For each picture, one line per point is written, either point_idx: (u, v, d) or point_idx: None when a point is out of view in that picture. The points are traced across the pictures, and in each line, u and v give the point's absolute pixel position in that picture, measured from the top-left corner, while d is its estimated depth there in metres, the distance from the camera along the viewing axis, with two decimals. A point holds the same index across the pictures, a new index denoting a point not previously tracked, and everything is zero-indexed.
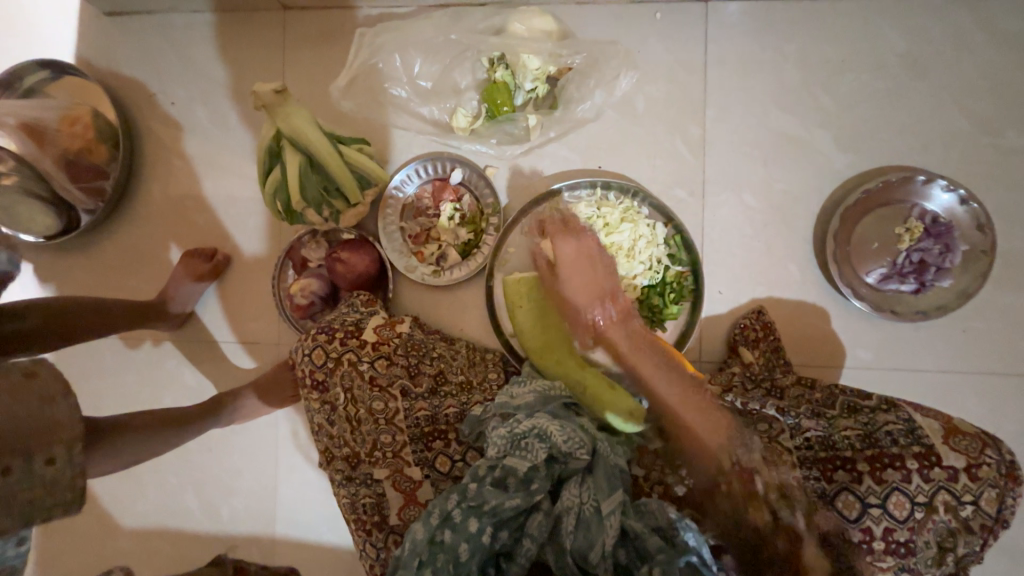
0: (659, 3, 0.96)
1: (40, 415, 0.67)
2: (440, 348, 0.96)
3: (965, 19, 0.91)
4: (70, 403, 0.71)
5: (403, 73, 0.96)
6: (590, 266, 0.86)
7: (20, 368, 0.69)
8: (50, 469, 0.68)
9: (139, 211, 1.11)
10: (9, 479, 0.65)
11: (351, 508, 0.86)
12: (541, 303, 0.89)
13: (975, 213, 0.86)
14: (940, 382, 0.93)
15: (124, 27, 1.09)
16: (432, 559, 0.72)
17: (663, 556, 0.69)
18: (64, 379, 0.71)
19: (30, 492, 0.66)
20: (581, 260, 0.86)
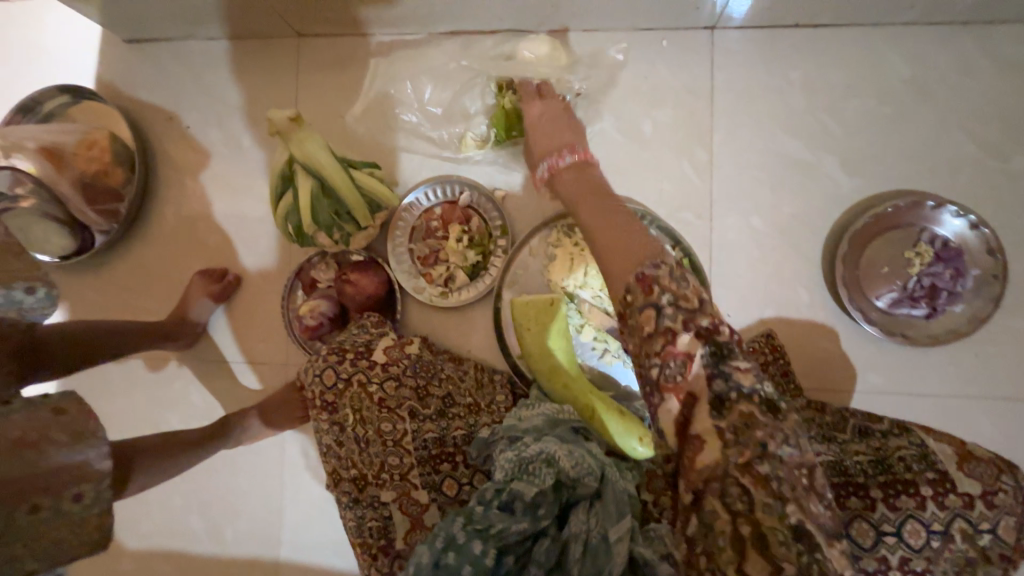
0: (665, 30, 0.96)
1: (67, 452, 0.62)
2: (444, 365, 0.96)
3: (971, 45, 0.90)
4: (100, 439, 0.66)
5: (414, 99, 0.98)
6: (558, 121, 0.86)
7: (50, 403, 0.64)
8: (78, 506, 0.63)
9: (154, 232, 1.15)
10: (38, 517, 0.60)
11: (358, 530, 0.86)
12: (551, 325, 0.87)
13: (986, 237, 0.83)
14: (960, 412, 0.87)
15: (145, 54, 1.14)
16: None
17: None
18: (94, 413, 0.66)
19: (58, 533, 0.62)
20: (548, 115, 0.87)
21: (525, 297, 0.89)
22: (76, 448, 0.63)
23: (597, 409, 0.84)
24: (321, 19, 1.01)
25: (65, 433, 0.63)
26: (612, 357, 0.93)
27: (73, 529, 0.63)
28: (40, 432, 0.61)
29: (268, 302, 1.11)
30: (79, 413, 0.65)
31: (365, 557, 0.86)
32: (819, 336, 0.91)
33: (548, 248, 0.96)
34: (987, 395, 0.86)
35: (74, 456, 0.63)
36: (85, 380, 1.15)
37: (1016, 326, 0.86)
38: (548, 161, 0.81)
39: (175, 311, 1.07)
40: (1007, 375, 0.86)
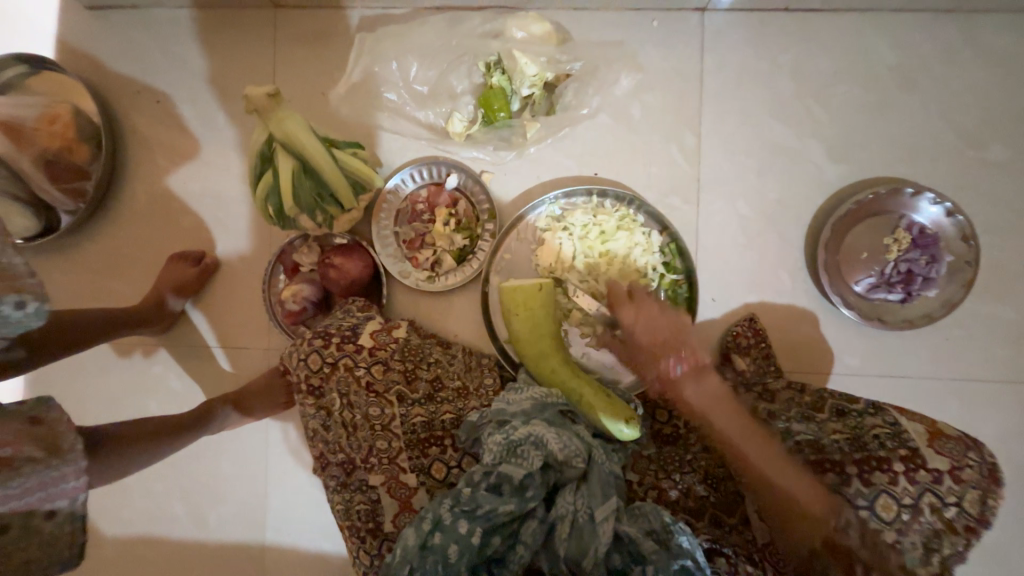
0: (656, 11, 0.95)
1: (42, 469, 0.68)
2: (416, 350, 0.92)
3: (954, 33, 0.91)
4: (75, 451, 0.71)
5: (399, 78, 0.94)
6: (663, 325, 0.87)
7: (26, 412, 0.68)
8: (50, 522, 0.70)
9: (125, 214, 1.10)
10: (9, 535, 0.67)
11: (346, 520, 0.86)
12: (539, 311, 0.87)
13: (960, 224, 0.86)
14: (931, 394, 0.90)
15: (107, 21, 1.08)
16: (423, 560, 0.74)
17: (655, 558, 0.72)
18: (70, 425, 0.71)
19: (31, 545, 0.69)
20: (648, 321, 0.87)
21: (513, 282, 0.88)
22: (52, 464, 0.69)
23: (584, 391, 0.86)
24: None
25: (41, 448, 0.68)
26: (598, 340, 0.94)
27: (46, 545, 0.70)
28: (16, 447, 0.66)
29: (249, 287, 1.08)
30: (54, 425, 0.70)
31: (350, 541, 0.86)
32: (799, 320, 0.94)
33: (536, 233, 0.95)
34: (957, 377, 0.90)
35: (50, 473, 0.68)
36: (56, 367, 1.11)
37: (985, 310, 0.89)
38: (662, 369, 0.85)
39: (151, 296, 1.03)
40: (976, 358, 0.89)
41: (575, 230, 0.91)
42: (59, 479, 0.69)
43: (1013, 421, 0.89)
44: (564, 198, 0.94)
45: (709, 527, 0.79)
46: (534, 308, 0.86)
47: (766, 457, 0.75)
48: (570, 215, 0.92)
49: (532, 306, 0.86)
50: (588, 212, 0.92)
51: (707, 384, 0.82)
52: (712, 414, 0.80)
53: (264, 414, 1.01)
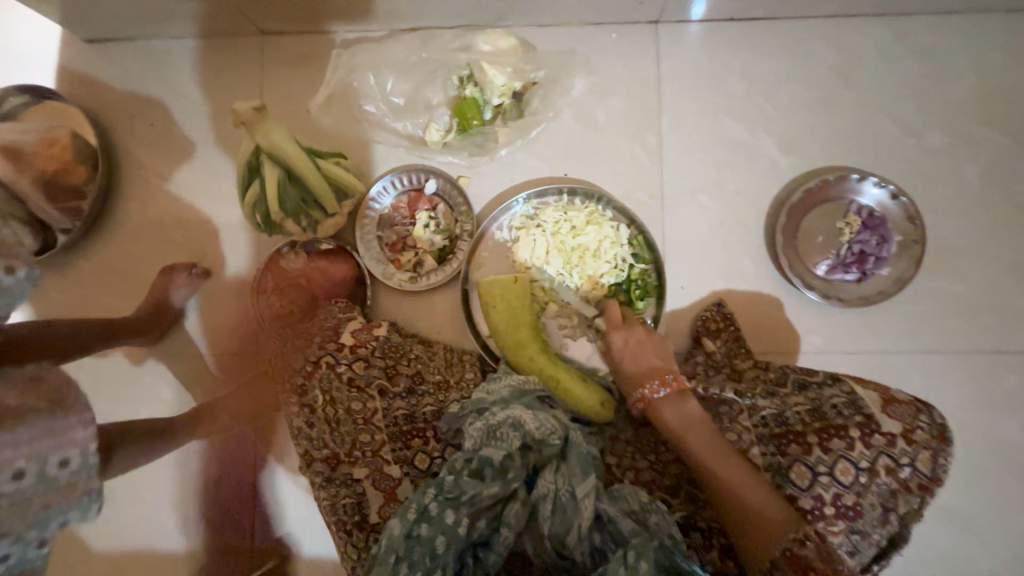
0: (614, 24, 1.03)
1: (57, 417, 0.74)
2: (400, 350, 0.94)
3: (885, 34, 0.99)
4: (81, 405, 0.78)
5: (376, 90, 1.02)
6: (643, 347, 0.88)
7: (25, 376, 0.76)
8: (64, 471, 0.74)
9: (119, 231, 1.15)
10: (25, 482, 0.69)
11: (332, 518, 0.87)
12: (516, 303, 0.91)
13: (904, 205, 0.92)
14: (892, 367, 0.95)
15: (104, 52, 1.15)
16: (410, 551, 0.74)
17: (637, 539, 0.72)
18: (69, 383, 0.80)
19: (44, 497, 0.71)
20: (635, 343, 0.89)
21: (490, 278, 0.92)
22: (61, 415, 0.75)
23: (562, 378, 0.89)
24: (283, 16, 1.04)
25: (45, 401, 0.74)
26: (576, 331, 0.97)
27: (60, 493, 0.73)
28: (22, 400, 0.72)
29: (238, 296, 1.11)
30: (55, 384, 0.78)
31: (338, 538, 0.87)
32: (765, 304, 0.98)
33: (513, 231, 1.00)
34: (914, 350, 0.94)
35: (58, 422, 0.74)
36: None
37: (935, 286, 0.95)
38: (642, 390, 0.83)
39: (145, 305, 1.07)
40: (929, 331, 0.94)
41: (547, 226, 0.96)
42: (67, 427, 0.75)
43: (971, 389, 0.94)
44: (537, 198, 0.99)
45: (684, 503, 0.82)
46: (511, 301, 0.90)
47: (739, 479, 0.72)
48: (543, 213, 0.97)
49: (508, 299, 0.91)
50: (559, 210, 0.97)
51: (685, 405, 0.80)
52: (689, 435, 0.77)
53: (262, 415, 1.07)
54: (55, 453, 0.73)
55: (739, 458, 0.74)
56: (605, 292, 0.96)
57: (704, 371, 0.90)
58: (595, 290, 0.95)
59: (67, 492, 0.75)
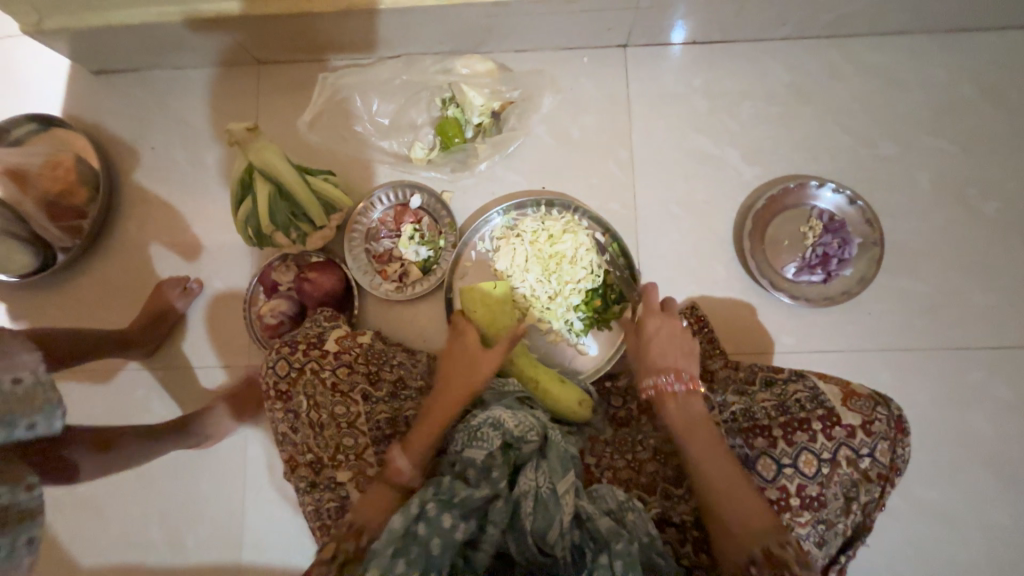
0: (586, 49, 1.11)
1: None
2: (459, 347, 0.93)
3: (836, 53, 1.07)
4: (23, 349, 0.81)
5: (363, 111, 1.09)
6: (679, 343, 0.85)
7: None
8: (17, 386, 0.74)
9: (117, 248, 1.20)
10: None
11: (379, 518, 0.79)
12: (495, 308, 0.94)
13: (861, 209, 0.98)
14: (862, 365, 0.98)
15: (110, 82, 1.22)
16: (406, 550, 0.70)
17: (620, 542, 0.72)
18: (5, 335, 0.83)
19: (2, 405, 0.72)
20: (672, 337, 0.85)
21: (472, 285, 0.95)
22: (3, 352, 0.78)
23: (544, 378, 0.92)
24: (278, 46, 1.12)
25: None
26: (556, 335, 1.00)
27: (17, 404, 0.73)
28: None
29: (231, 308, 1.15)
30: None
31: (351, 535, 0.77)
32: (737, 307, 1.02)
33: (493, 241, 1.04)
34: (881, 347, 0.98)
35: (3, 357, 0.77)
36: None
37: (897, 285, 0.99)
38: (658, 380, 0.81)
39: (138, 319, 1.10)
40: (894, 328, 0.98)
41: (526, 234, 0.98)
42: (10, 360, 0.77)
43: (938, 385, 0.97)
44: (515, 210, 1.04)
45: (660, 500, 0.84)
46: (489, 307, 0.94)
47: (723, 482, 0.72)
48: (522, 223, 1.01)
49: (486, 305, 0.94)
50: (537, 220, 1.00)
51: (695, 405, 0.79)
52: (695, 434, 0.76)
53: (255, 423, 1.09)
54: (3, 373, 0.74)
55: (732, 461, 0.74)
56: (584, 297, 0.98)
57: None
58: (574, 295, 0.97)
59: (26, 403, 0.74)
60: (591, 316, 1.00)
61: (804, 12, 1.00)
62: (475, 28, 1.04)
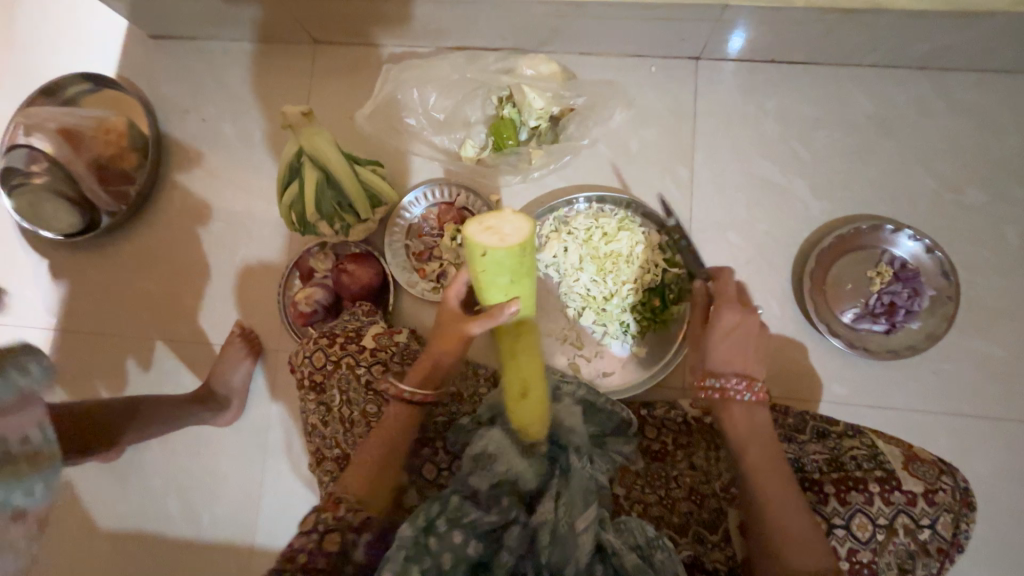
0: (655, 58, 1.05)
1: None
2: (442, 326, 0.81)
3: (926, 88, 0.99)
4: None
5: (418, 104, 1.05)
6: (749, 349, 0.77)
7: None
8: None
9: (158, 217, 1.19)
10: None
11: (359, 485, 0.76)
12: (481, 276, 0.67)
13: (939, 260, 0.91)
14: (915, 424, 0.92)
15: (166, 50, 1.21)
16: (418, 559, 0.66)
17: None
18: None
19: None
20: (743, 342, 0.76)
21: (479, 231, 0.64)
22: None
23: (507, 384, 0.77)
24: (337, 28, 1.09)
25: None
26: (611, 339, 0.97)
27: None
28: None
29: (266, 289, 1.14)
30: None
31: (332, 505, 0.75)
32: (788, 347, 0.96)
33: (542, 238, 1.00)
34: (938, 410, 0.92)
35: None
36: (79, 363, 1.17)
37: (966, 345, 0.93)
38: (722, 381, 0.75)
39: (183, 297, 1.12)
40: (954, 391, 0.92)
41: (578, 228, 0.98)
42: None
43: (995, 455, 0.91)
44: (565, 206, 1.00)
45: (691, 543, 0.80)
46: (474, 270, 0.67)
47: (781, 499, 0.68)
48: (574, 220, 0.99)
49: (474, 266, 0.67)
50: (590, 217, 0.99)
51: (756, 413, 0.74)
52: (751, 438, 0.73)
53: (285, 406, 1.12)
54: None
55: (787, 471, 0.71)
56: (641, 298, 0.95)
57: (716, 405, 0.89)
58: (630, 296, 0.95)
59: None
60: (645, 315, 0.95)
61: (899, 40, 0.93)
62: (543, 27, 1.00)
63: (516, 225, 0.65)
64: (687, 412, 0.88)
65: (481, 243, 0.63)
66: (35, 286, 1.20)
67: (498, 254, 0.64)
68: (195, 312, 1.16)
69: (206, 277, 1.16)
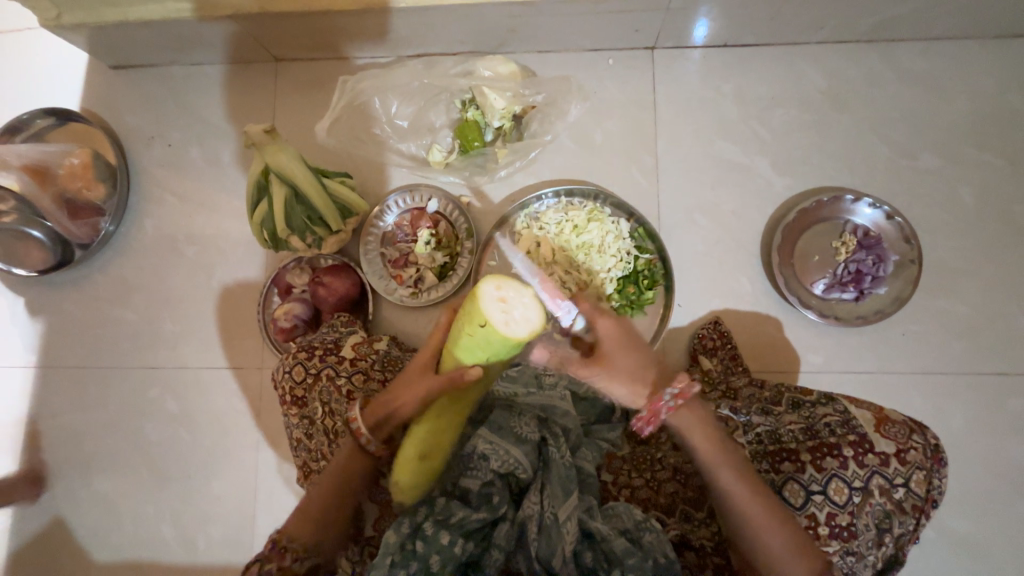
0: (612, 50, 1.07)
1: None
2: (405, 381, 0.79)
3: (876, 60, 1.02)
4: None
5: (382, 113, 1.06)
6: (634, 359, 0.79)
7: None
8: None
9: (131, 245, 1.19)
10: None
11: (308, 531, 0.76)
12: (465, 336, 0.72)
13: (900, 225, 0.93)
14: (890, 386, 0.95)
15: (128, 78, 1.21)
16: (405, 564, 0.68)
17: (632, 560, 0.69)
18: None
19: None
20: (623, 353, 0.80)
21: (491, 309, 0.69)
22: None
23: (414, 443, 0.74)
24: (296, 44, 1.10)
25: None
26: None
27: None
28: None
29: (246, 308, 1.14)
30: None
31: (277, 555, 0.73)
32: (763, 323, 0.98)
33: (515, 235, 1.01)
34: (910, 371, 0.95)
35: None
36: (62, 397, 1.17)
37: (933, 305, 0.95)
38: (676, 388, 0.75)
39: (172, 323, 1.16)
40: (926, 351, 0.95)
41: (549, 226, 0.99)
42: None
43: (968, 408, 0.93)
44: (536, 201, 1.01)
45: (679, 522, 0.81)
46: (464, 327, 0.71)
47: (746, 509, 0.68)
48: (543, 217, 1.00)
49: (466, 326, 0.71)
50: (559, 211, 1.00)
51: (701, 430, 0.74)
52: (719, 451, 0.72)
53: (274, 423, 1.12)
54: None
55: (756, 475, 0.71)
56: (614, 286, 0.97)
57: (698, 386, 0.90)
58: (605, 284, 0.96)
59: None
60: (622, 303, 0.98)
61: (846, 14, 0.95)
62: (498, 29, 1.01)
63: (529, 316, 0.70)
64: None
65: (487, 313, 0.69)
66: (11, 323, 1.19)
67: (494, 332, 0.69)
68: (175, 336, 1.15)
69: (185, 301, 1.16)
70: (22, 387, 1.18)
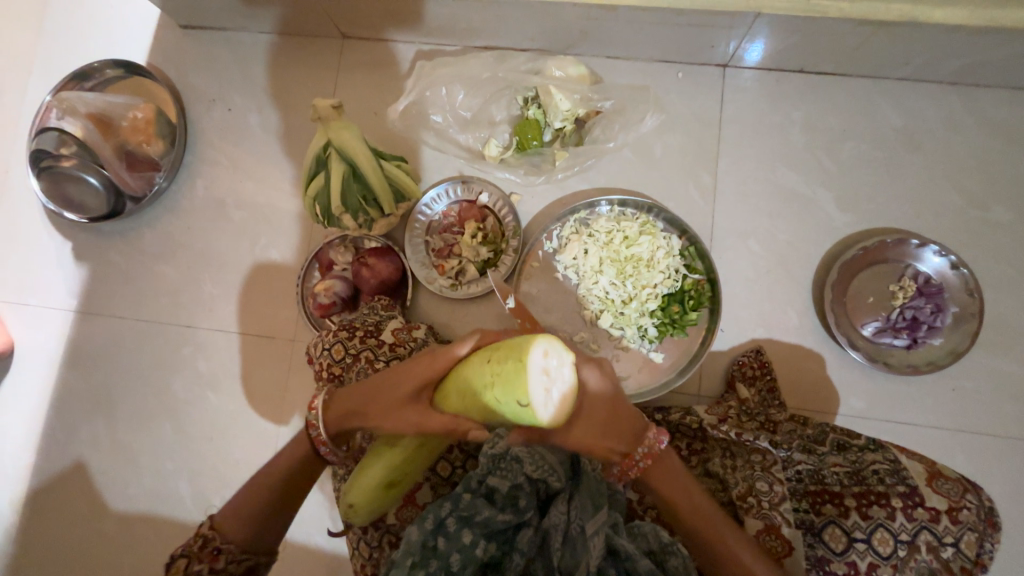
0: (682, 64, 1.05)
1: None
2: (385, 390, 0.74)
3: (958, 103, 0.99)
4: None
5: (445, 101, 1.04)
6: (609, 421, 0.74)
7: None
8: None
9: (181, 203, 1.20)
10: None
11: (244, 532, 0.74)
12: (494, 399, 0.63)
13: (964, 277, 0.90)
14: (930, 440, 0.92)
15: (197, 39, 1.23)
16: (425, 563, 0.67)
17: None
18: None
19: None
20: (601, 410, 0.74)
21: (535, 387, 0.61)
22: None
23: (382, 470, 0.72)
24: (365, 22, 1.10)
25: None
26: (627, 343, 0.97)
27: None
28: None
29: (285, 279, 1.15)
30: None
31: (209, 556, 0.72)
32: (804, 358, 0.96)
33: (562, 239, 1.00)
34: (954, 427, 0.92)
35: None
36: (97, 344, 1.19)
37: (986, 363, 0.92)
38: (648, 444, 0.72)
39: (212, 284, 1.17)
40: (974, 408, 0.92)
41: (598, 233, 0.97)
42: None
43: (1011, 472, 0.91)
44: (588, 208, 1.00)
45: None
46: (496, 392, 0.62)
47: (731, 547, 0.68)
48: (596, 222, 0.99)
49: (500, 392, 0.62)
50: (612, 220, 0.99)
51: (671, 472, 0.73)
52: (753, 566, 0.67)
53: (298, 396, 1.12)
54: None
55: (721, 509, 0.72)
56: (658, 302, 0.95)
57: (736, 414, 0.83)
58: (649, 299, 0.95)
59: None
60: (664, 321, 0.96)
61: (934, 54, 0.92)
62: (571, 29, 1.00)
63: (565, 397, 0.64)
64: (703, 418, 0.81)
65: (530, 392, 0.60)
66: (55, 267, 1.22)
67: (530, 413, 0.61)
68: (213, 299, 1.17)
69: (227, 264, 1.17)
70: (59, 330, 1.20)
